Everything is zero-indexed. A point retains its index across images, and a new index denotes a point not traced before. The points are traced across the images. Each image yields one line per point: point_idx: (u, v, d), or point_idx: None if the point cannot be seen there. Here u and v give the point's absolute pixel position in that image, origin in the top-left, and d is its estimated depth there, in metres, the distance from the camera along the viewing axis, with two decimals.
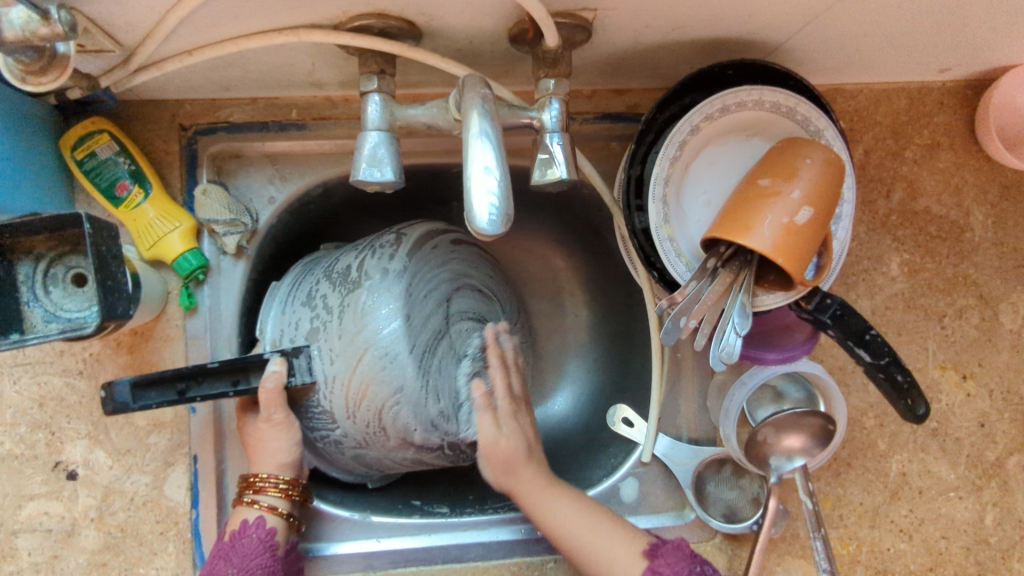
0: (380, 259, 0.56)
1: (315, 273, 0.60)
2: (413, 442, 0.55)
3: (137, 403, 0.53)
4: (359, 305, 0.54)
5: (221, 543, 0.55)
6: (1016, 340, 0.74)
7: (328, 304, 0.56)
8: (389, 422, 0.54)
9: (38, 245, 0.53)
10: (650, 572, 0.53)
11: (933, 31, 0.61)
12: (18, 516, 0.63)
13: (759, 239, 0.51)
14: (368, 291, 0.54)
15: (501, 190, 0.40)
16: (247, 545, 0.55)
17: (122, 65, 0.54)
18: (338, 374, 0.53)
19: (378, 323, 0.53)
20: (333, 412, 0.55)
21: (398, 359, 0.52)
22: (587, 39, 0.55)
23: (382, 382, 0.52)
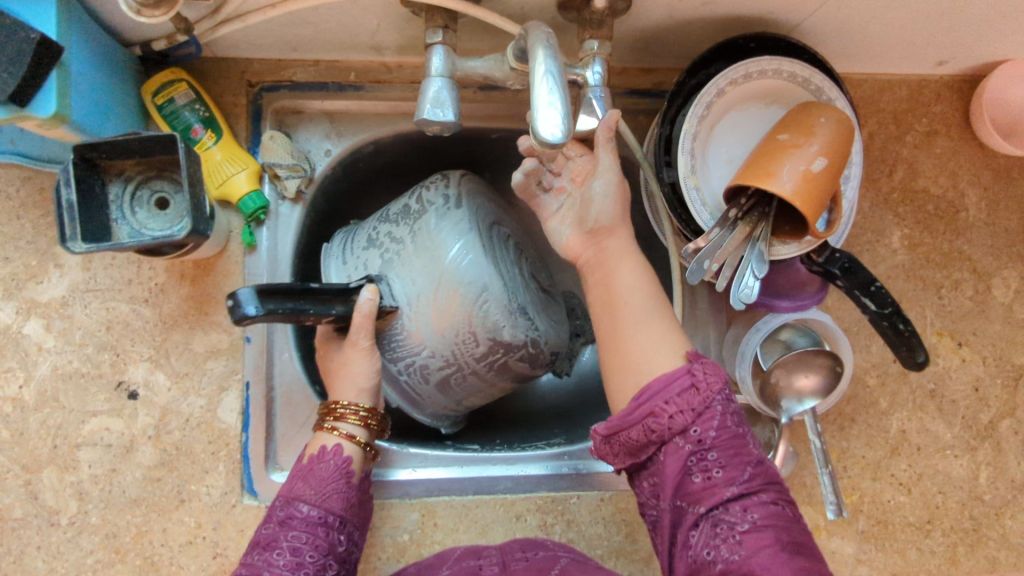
0: (436, 190, 0.62)
1: (368, 224, 0.66)
2: (501, 344, 0.59)
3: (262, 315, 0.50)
4: (429, 227, 0.59)
5: (298, 466, 0.56)
6: (1007, 312, 0.80)
7: (395, 237, 0.61)
8: (479, 323, 0.57)
9: (127, 169, 0.59)
10: (685, 370, 0.51)
11: (933, 20, 0.67)
12: (81, 430, 0.67)
13: (780, 184, 0.58)
14: (433, 214, 0.60)
15: (564, 120, 0.46)
16: (325, 469, 0.55)
17: (210, 16, 0.60)
18: (422, 289, 0.58)
19: (452, 234, 0.58)
20: (421, 325, 0.58)
21: (478, 260, 0.57)
22: (627, 8, 0.61)
23: (467, 282, 0.57)
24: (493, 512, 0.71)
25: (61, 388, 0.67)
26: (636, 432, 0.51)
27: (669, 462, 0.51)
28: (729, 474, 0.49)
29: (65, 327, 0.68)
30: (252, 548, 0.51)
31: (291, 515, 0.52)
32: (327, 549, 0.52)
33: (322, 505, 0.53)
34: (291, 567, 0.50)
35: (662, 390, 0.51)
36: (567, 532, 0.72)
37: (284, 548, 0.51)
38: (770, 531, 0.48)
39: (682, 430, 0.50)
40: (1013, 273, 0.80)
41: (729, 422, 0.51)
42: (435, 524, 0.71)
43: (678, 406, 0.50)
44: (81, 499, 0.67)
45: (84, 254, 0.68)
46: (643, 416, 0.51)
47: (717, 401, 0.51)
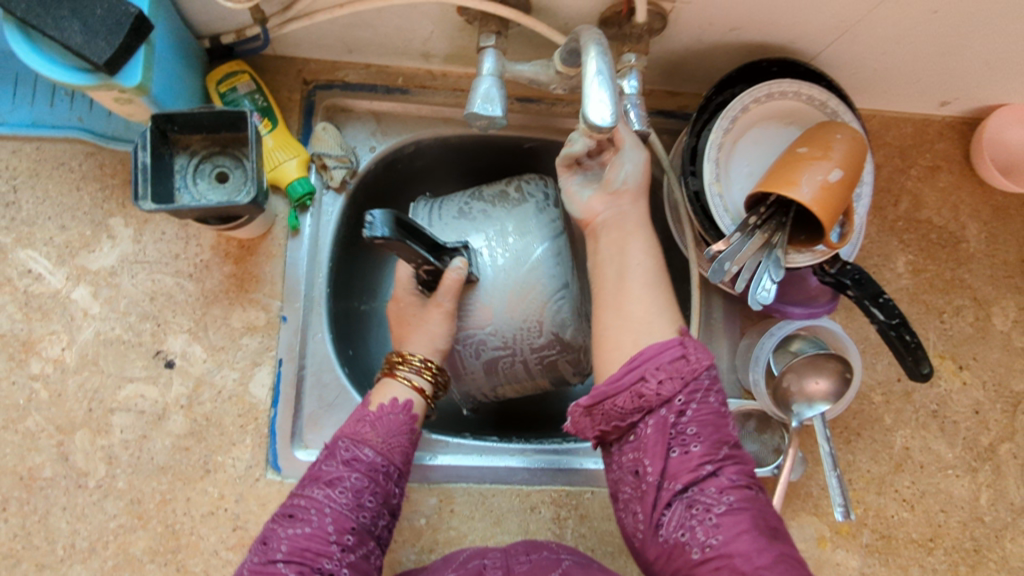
0: (538, 192, 0.76)
1: (457, 195, 0.78)
2: (559, 342, 0.72)
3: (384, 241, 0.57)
4: (529, 223, 0.74)
5: (366, 411, 0.62)
6: (1006, 340, 0.84)
7: (492, 217, 0.74)
8: (547, 316, 0.71)
9: (193, 143, 0.64)
10: (679, 342, 0.55)
11: (938, 60, 0.73)
12: (117, 395, 0.69)
13: (800, 191, 0.62)
14: (535, 213, 0.74)
15: (611, 102, 0.50)
16: (392, 421, 0.61)
17: (281, 13, 0.66)
18: (511, 272, 0.72)
19: (547, 234, 0.73)
20: (498, 302, 0.71)
21: (562, 265, 0.72)
22: (663, 28, 0.67)
23: (550, 279, 0.71)
24: (508, 501, 0.73)
25: (102, 353, 0.70)
26: (625, 398, 0.54)
27: (652, 431, 0.53)
28: (707, 449, 0.52)
29: (112, 295, 0.71)
30: (316, 482, 0.57)
31: (355, 459, 0.59)
32: (382, 495, 0.58)
33: (384, 454, 0.60)
34: (352, 507, 0.56)
35: (654, 358, 0.54)
36: (579, 527, 0.73)
37: (347, 488, 0.57)
38: (744, 511, 0.51)
39: (667, 400, 0.54)
40: (1011, 303, 0.84)
41: (708, 402, 0.54)
42: (451, 511, 0.72)
43: (668, 373, 0.54)
44: (109, 463, 0.68)
45: (137, 228, 0.72)
46: (634, 382, 0.54)
47: (704, 375, 0.55)
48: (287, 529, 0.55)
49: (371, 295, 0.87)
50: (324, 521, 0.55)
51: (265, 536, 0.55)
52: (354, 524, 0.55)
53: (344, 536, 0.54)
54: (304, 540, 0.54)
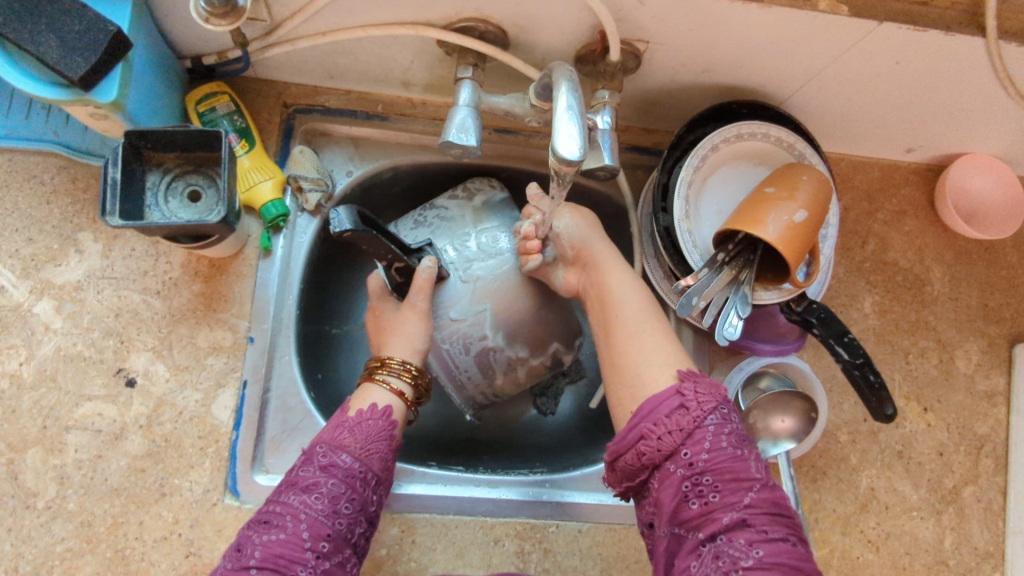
0: (486, 185, 0.78)
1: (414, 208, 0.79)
2: (545, 322, 0.75)
3: (355, 233, 0.61)
4: (484, 216, 0.76)
5: (346, 417, 0.62)
6: (969, 382, 0.85)
7: (448, 220, 0.75)
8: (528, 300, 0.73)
9: (167, 161, 0.64)
10: (675, 390, 0.55)
11: (902, 109, 0.76)
12: (74, 413, 0.68)
13: (765, 231, 0.63)
14: (488, 206, 0.76)
15: (579, 135, 0.51)
16: (371, 427, 0.62)
17: (262, 37, 0.67)
18: (480, 268, 0.73)
19: (505, 225, 0.76)
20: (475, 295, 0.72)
21: None
22: (637, 67, 0.69)
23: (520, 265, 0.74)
24: (471, 534, 0.72)
25: (61, 369, 0.68)
26: (630, 456, 0.54)
27: (664, 487, 0.53)
28: (726, 500, 0.51)
29: (75, 310, 0.70)
30: (292, 487, 0.57)
31: (332, 466, 0.58)
32: (360, 502, 0.58)
33: (362, 460, 0.60)
34: (328, 513, 0.56)
35: (652, 412, 0.54)
36: (543, 562, 0.72)
37: (323, 494, 0.57)
38: (773, 566, 0.48)
39: (671, 453, 0.53)
40: (974, 347, 0.86)
41: (724, 445, 0.52)
42: (413, 541, 0.71)
43: (667, 427, 0.53)
44: (61, 483, 0.66)
45: (106, 243, 0.71)
46: (635, 440, 0.54)
47: (708, 419, 0.53)
48: (261, 535, 0.54)
49: (345, 320, 0.86)
50: (300, 527, 0.54)
51: (239, 542, 0.55)
52: (330, 531, 0.55)
53: (319, 544, 0.54)
54: (279, 546, 0.53)
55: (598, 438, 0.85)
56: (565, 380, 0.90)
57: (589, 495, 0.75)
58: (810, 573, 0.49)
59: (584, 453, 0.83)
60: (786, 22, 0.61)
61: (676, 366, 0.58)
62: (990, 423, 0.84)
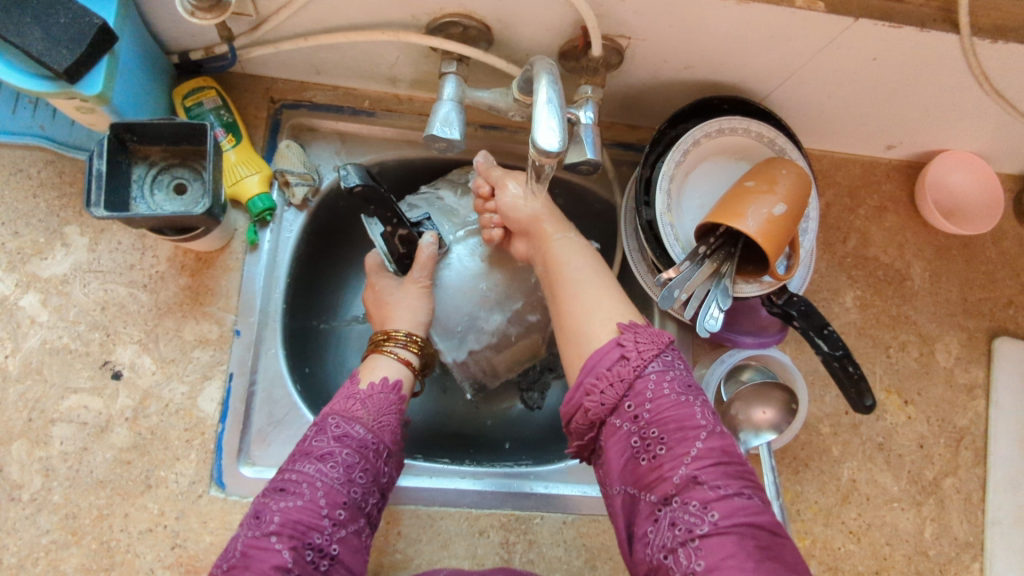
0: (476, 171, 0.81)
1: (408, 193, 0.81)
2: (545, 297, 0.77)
3: (363, 189, 0.66)
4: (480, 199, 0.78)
5: (356, 389, 0.63)
6: (949, 375, 0.86)
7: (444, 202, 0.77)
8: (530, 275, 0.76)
9: (153, 154, 0.64)
10: (615, 343, 0.56)
11: (881, 106, 0.77)
12: (59, 406, 0.68)
13: (745, 223, 0.64)
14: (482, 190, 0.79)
15: (558, 126, 0.52)
16: (381, 400, 0.62)
17: (249, 32, 0.68)
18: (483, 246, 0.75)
19: None
20: (470, 270, 0.74)
21: None
22: (619, 63, 0.70)
23: None
24: (456, 525, 0.72)
25: (47, 362, 0.69)
26: (579, 415, 0.56)
27: (613, 443, 0.54)
28: (673, 453, 0.51)
29: (61, 303, 0.70)
30: (307, 456, 0.57)
31: (346, 436, 0.59)
32: (372, 473, 0.59)
33: (374, 432, 0.61)
34: (344, 481, 0.57)
35: (594, 368, 0.56)
36: (527, 553, 0.73)
37: (339, 463, 0.57)
38: (726, 526, 0.48)
39: (615, 407, 0.54)
40: (954, 341, 0.87)
41: (669, 396, 0.53)
42: (398, 533, 0.71)
43: (609, 380, 0.54)
44: (46, 475, 0.67)
45: (92, 237, 0.72)
46: (581, 398, 0.56)
47: (649, 368, 0.54)
48: (278, 502, 0.54)
49: (333, 315, 0.87)
50: (317, 495, 0.55)
51: (256, 510, 0.55)
52: (345, 499, 0.56)
53: (335, 511, 0.55)
54: (297, 513, 0.54)
55: None
56: (553, 375, 0.91)
57: (573, 486, 0.76)
58: (765, 526, 0.49)
59: (570, 446, 0.84)
60: (764, 18, 0.62)
61: (618, 319, 0.58)
62: (969, 416, 0.85)
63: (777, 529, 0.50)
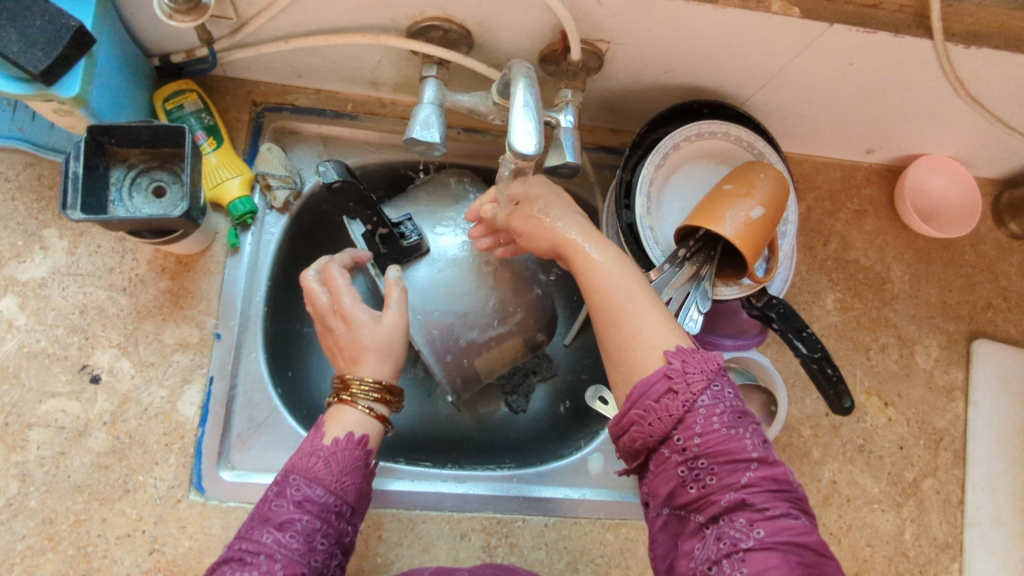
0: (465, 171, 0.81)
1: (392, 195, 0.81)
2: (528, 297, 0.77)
3: (343, 185, 0.67)
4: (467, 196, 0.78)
5: (320, 443, 0.59)
6: (929, 377, 0.87)
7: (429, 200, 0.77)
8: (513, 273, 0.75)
9: (131, 157, 0.64)
10: (662, 374, 0.51)
11: (859, 110, 0.78)
12: (37, 410, 0.68)
13: (723, 226, 0.65)
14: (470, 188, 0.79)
15: (534, 130, 0.52)
16: (346, 456, 0.59)
17: (229, 35, 0.68)
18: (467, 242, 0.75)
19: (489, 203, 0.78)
20: (453, 267, 0.74)
21: None
22: (599, 68, 0.70)
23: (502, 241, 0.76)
24: (438, 528, 0.72)
25: (24, 366, 0.68)
26: (625, 441, 0.52)
27: (661, 470, 0.51)
28: (723, 481, 0.49)
29: (39, 307, 0.70)
30: (265, 524, 0.55)
31: (306, 501, 0.56)
32: (334, 536, 0.57)
33: (336, 493, 0.58)
34: (303, 552, 0.54)
35: (641, 398, 0.51)
36: (509, 556, 0.73)
37: (298, 533, 0.54)
38: (775, 545, 0.46)
39: (664, 438, 0.50)
40: (934, 343, 0.88)
41: (719, 427, 0.49)
42: (379, 537, 0.71)
43: (658, 413, 0.50)
44: (22, 480, 0.66)
45: (71, 240, 0.71)
46: (627, 426, 0.52)
47: (699, 400, 0.50)
48: (233, 573, 0.52)
49: (316, 319, 0.87)
50: (274, 567, 0.52)
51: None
52: (305, 570, 0.53)
53: None
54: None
55: (567, 434, 0.85)
56: (537, 378, 0.90)
57: (555, 489, 0.76)
58: (812, 547, 0.47)
59: (553, 448, 0.84)
60: (741, 23, 0.62)
61: (664, 347, 0.53)
62: (948, 417, 0.86)
63: (824, 547, 0.48)
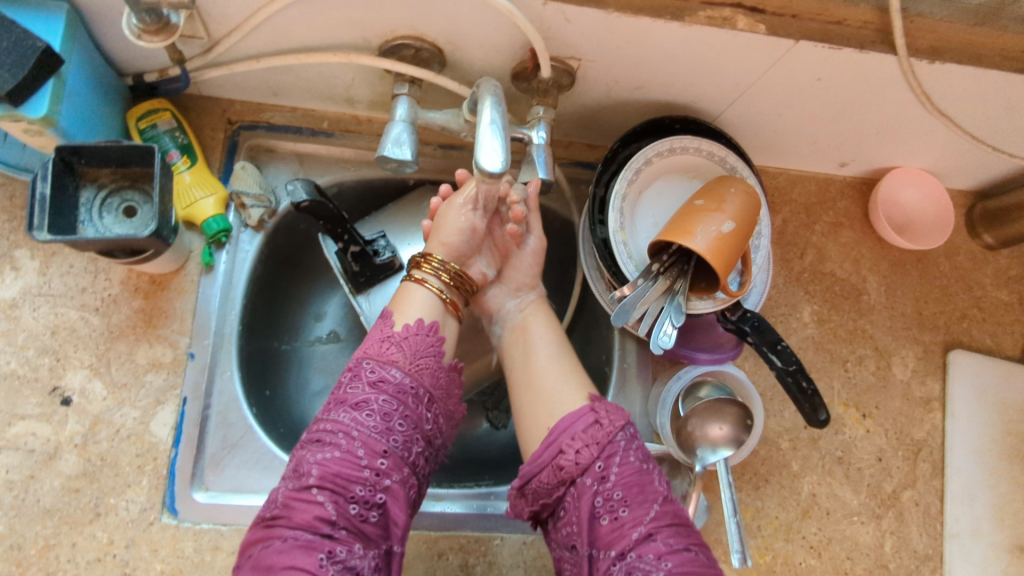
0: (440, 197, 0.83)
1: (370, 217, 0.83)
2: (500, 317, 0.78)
3: (311, 205, 0.66)
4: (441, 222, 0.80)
5: (393, 331, 0.64)
6: (906, 389, 0.87)
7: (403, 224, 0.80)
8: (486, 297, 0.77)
9: (102, 177, 0.64)
10: (589, 410, 0.63)
11: (831, 124, 0.79)
12: (6, 433, 0.67)
13: (694, 241, 0.65)
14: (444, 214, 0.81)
15: (501, 148, 0.52)
16: (417, 341, 0.64)
17: (202, 54, 0.68)
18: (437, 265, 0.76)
19: None
20: None
21: None
22: (571, 84, 0.71)
23: None
24: (415, 547, 0.72)
25: None
26: (546, 474, 0.61)
27: (579, 503, 0.60)
28: (634, 513, 0.59)
29: (10, 328, 0.69)
30: (343, 405, 0.60)
31: (381, 381, 0.61)
32: (414, 419, 0.62)
33: (410, 375, 0.63)
34: (381, 430, 0.59)
35: (569, 431, 0.62)
36: None
37: (375, 412, 0.60)
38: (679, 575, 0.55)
39: (586, 468, 0.60)
40: (910, 354, 0.89)
41: (633, 462, 0.61)
42: None
43: (583, 442, 0.61)
44: None
45: (43, 260, 0.71)
46: (552, 458, 0.61)
47: (618, 436, 0.62)
48: (316, 453, 0.58)
49: (295, 336, 0.86)
50: (355, 445, 0.58)
51: (295, 462, 0.59)
52: (386, 448, 0.59)
53: (377, 461, 0.58)
54: (335, 464, 0.57)
55: None
56: None
57: None
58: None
59: None
60: (709, 40, 0.63)
61: (589, 389, 0.66)
62: (926, 428, 0.86)
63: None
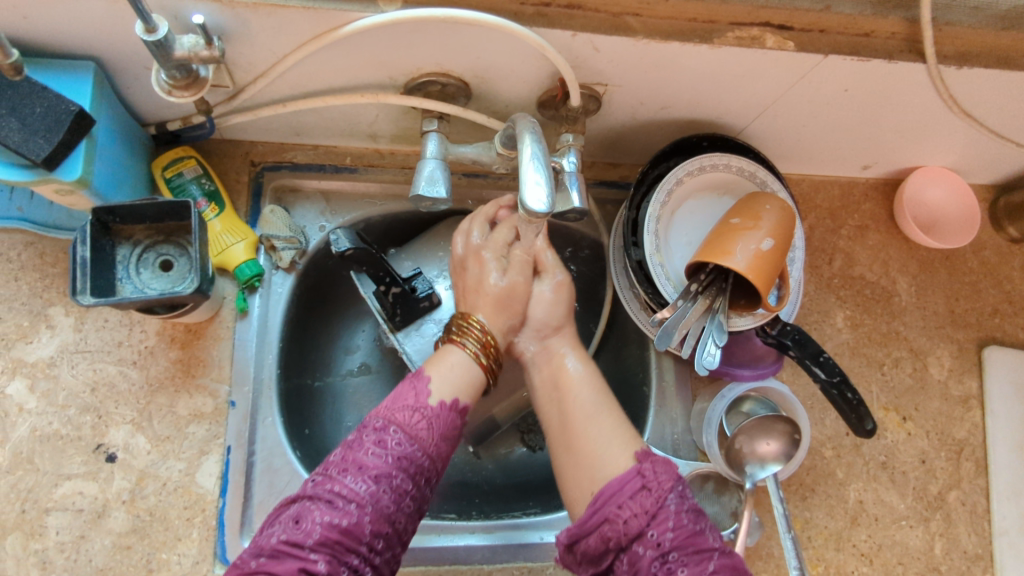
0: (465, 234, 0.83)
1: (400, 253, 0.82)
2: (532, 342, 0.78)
3: (355, 253, 0.67)
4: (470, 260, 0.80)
5: (425, 405, 0.58)
6: (944, 389, 0.87)
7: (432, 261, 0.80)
8: None
9: (137, 233, 0.64)
10: (636, 471, 0.56)
11: (855, 130, 0.78)
12: (53, 494, 0.66)
13: (734, 261, 0.65)
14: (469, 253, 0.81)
15: (547, 186, 0.52)
16: (444, 423, 0.59)
17: (226, 101, 0.67)
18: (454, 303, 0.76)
19: None
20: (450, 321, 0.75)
21: None
22: (598, 109, 0.71)
23: None
24: None
25: (37, 450, 0.67)
26: (593, 539, 0.55)
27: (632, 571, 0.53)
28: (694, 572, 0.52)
29: (49, 388, 0.68)
30: (360, 470, 0.54)
31: (405, 458, 0.55)
32: (419, 502, 0.56)
33: (430, 457, 0.57)
34: (391, 509, 0.54)
35: (614, 496, 0.56)
36: None
37: (391, 489, 0.54)
38: None
39: (637, 535, 0.54)
40: (945, 353, 0.88)
41: (687, 521, 0.54)
42: None
43: (632, 509, 0.54)
44: (43, 568, 0.65)
45: (78, 317, 0.70)
46: (600, 524, 0.55)
47: (669, 499, 0.55)
48: (323, 514, 0.51)
49: (327, 371, 0.85)
50: (364, 519, 0.52)
51: (296, 513, 0.52)
52: (388, 529, 0.54)
53: (376, 539, 0.53)
54: (339, 531, 0.51)
55: None
56: None
57: None
58: None
59: None
60: (736, 59, 0.63)
61: (635, 447, 0.59)
62: (967, 427, 0.86)
63: None
